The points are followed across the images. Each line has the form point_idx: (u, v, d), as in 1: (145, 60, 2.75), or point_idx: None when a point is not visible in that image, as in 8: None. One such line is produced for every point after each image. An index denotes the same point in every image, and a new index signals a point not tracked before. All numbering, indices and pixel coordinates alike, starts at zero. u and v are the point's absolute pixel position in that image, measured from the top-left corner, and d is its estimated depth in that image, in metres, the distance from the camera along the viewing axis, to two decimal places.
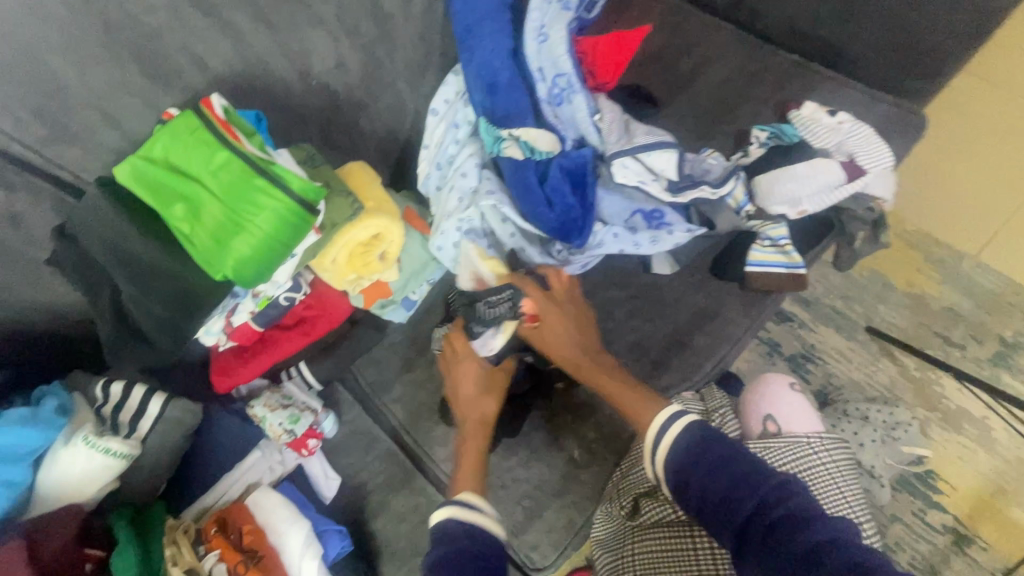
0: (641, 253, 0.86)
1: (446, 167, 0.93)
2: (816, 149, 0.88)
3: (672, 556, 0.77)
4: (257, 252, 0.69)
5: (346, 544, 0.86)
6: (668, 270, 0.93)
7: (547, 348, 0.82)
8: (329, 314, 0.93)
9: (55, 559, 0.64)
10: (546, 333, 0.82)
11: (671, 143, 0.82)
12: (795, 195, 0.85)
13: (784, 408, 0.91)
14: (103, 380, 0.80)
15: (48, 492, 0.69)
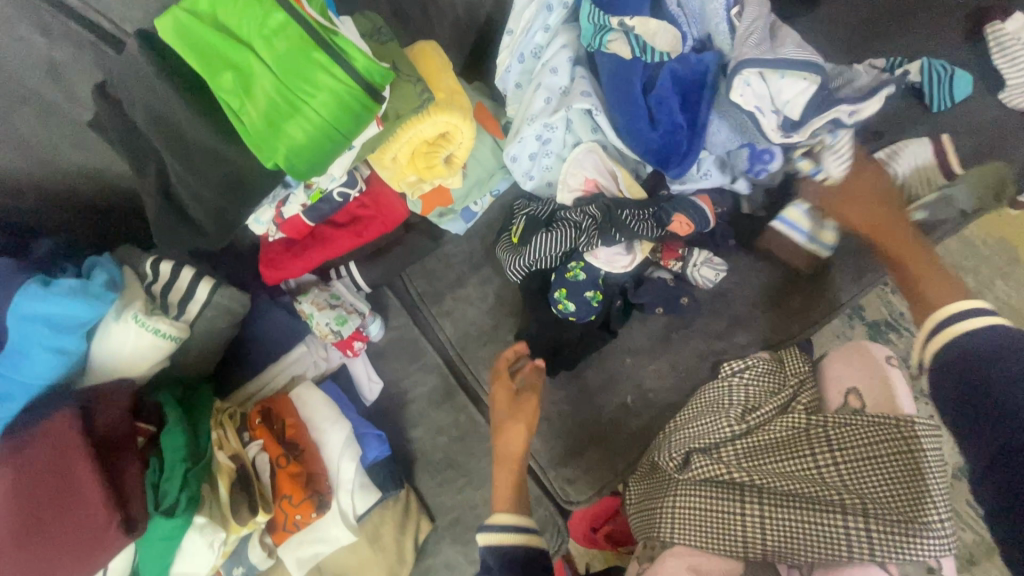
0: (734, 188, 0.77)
1: (530, 62, 0.80)
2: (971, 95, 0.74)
3: (714, 519, 0.70)
4: (314, 140, 0.60)
5: (383, 450, 0.85)
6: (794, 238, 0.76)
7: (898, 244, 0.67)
8: (384, 216, 0.86)
9: (109, 430, 0.64)
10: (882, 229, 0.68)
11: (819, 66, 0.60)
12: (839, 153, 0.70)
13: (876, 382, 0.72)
14: (153, 257, 0.77)
15: (102, 365, 0.69)
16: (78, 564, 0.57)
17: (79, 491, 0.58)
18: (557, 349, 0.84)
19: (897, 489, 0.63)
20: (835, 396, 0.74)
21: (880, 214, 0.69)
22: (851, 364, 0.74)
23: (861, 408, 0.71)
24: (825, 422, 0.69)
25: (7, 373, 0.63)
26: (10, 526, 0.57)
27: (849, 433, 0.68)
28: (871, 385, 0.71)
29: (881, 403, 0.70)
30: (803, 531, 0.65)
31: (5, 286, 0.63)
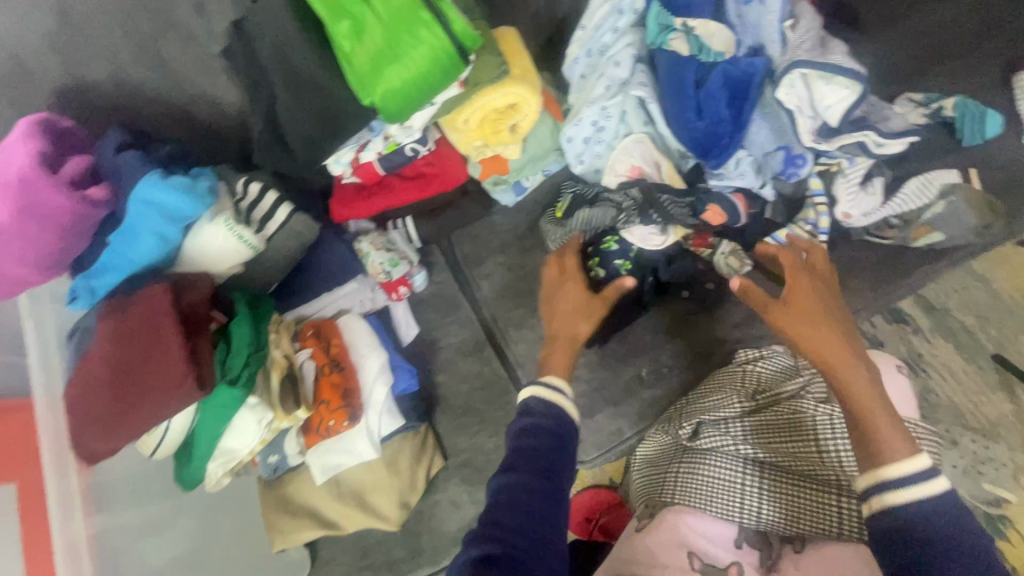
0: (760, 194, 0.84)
1: (596, 57, 0.88)
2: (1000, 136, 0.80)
3: (721, 489, 0.75)
4: (408, 87, 0.71)
5: (412, 384, 0.92)
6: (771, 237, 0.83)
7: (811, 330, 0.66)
8: (446, 175, 0.96)
9: (190, 310, 0.73)
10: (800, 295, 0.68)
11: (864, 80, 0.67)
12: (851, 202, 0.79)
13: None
14: (245, 179, 0.88)
15: (190, 257, 0.79)
16: (153, 414, 0.66)
17: (164, 351, 0.67)
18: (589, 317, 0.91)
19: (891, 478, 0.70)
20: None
21: (813, 301, 0.68)
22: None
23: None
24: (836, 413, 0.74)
25: (118, 248, 0.74)
26: (105, 370, 0.67)
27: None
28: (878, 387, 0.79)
29: None
30: (802, 506, 0.72)
31: (132, 174, 0.74)
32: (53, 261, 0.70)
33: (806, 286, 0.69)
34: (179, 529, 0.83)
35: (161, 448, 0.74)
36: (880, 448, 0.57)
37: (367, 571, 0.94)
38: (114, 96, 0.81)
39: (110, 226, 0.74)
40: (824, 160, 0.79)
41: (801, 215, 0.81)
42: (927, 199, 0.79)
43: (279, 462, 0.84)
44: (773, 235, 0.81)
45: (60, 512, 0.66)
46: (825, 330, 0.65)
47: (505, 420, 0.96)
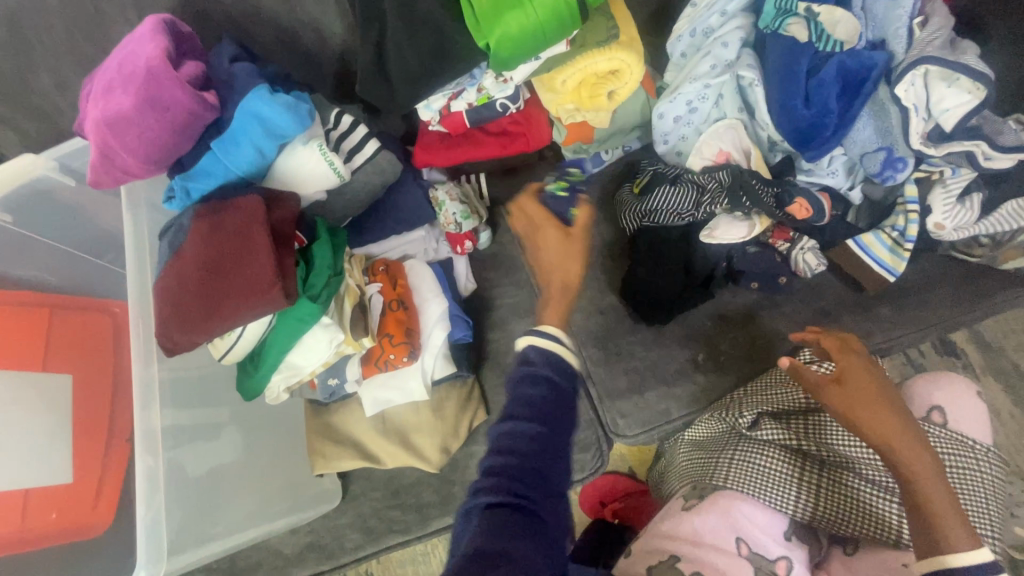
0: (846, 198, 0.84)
1: (700, 38, 0.87)
2: None
3: (774, 480, 0.78)
4: (526, 34, 0.72)
5: (467, 336, 0.90)
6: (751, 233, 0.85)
7: (880, 428, 0.66)
8: (530, 135, 0.97)
9: (278, 225, 0.74)
10: (855, 391, 0.67)
11: (990, 84, 0.66)
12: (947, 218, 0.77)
13: (958, 403, 0.78)
14: (338, 110, 0.89)
15: (280, 175, 0.81)
16: (236, 316, 0.68)
17: (254, 256, 0.69)
18: (655, 298, 0.91)
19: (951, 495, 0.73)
20: (920, 406, 0.79)
21: (870, 386, 0.67)
22: (936, 383, 0.80)
23: (942, 423, 0.77)
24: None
25: (218, 154, 0.75)
26: (197, 268, 0.69)
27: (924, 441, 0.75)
28: (952, 404, 0.78)
29: (960, 423, 0.77)
30: (858, 510, 0.74)
31: (241, 83, 0.75)
32: (161, 156, 0.72)
33: (857, 371, 0.68)
34: (229, 438, 0.86)
35: (231, 353, 0.76)
36: (944, 541, 0.62)
37: (396, 510, 0.95)
38: (226, 10, 0.82)
39: (212, 132, 0.76)
40: (925, 167, 0.77)
41: (889, 221, 0.81)
42: (1019, 224, 0.76)
43: (337, 387, 0.87)
44: (854, 240, 0.83)
45: (141, 400, 0.71)
46: (886, 420, 0.66)
47: None
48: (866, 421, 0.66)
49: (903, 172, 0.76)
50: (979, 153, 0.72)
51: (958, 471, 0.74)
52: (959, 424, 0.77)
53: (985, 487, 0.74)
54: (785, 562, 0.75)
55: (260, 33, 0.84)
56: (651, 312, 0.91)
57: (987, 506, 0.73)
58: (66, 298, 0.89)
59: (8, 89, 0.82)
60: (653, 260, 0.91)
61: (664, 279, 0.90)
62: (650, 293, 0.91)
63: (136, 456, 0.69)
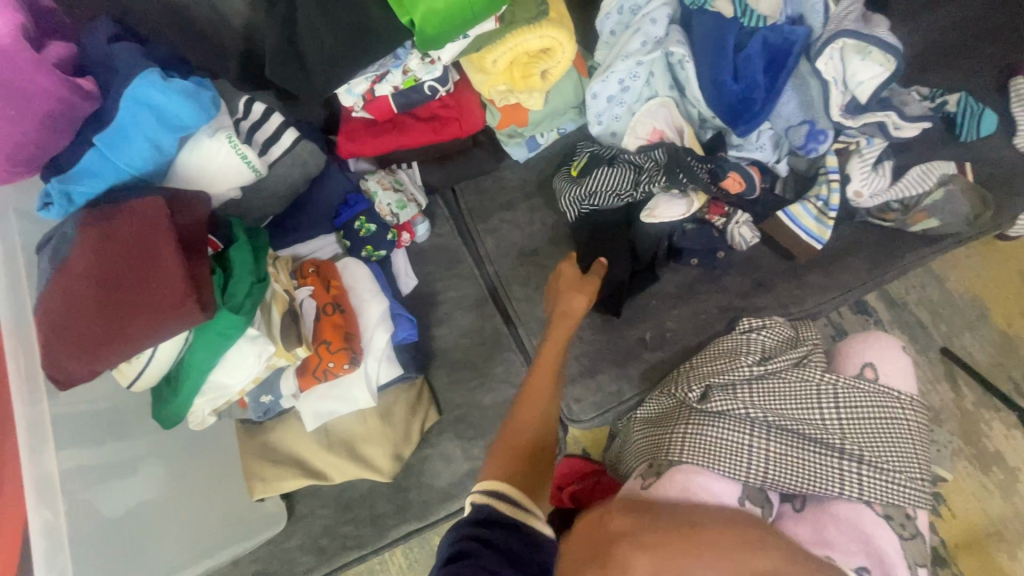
0: (772, 169, 0.88)
1: (628, 15, 0.86)
2: (986, 137, 0.86)
3: (728, 450, 0.78)
4: (452, 10, 0.67)
5: (411, 334, 0.87)
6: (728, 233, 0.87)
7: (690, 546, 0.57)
8: (463, 120, 0.93)
9: (186, 229, 0.65)
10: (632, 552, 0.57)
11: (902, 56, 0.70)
12: (866, 187, 0.82)
13: (886, 359, 0.89)
14: (247, 97, 0.81)
15: (186, 172, 0.71)
16: (145, 336, 0.59)
17: (159, 267, 0.60)
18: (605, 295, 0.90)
19: (881, 444, 0.80)
20: (854, 365, 0.89)
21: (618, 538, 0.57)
22: (867, 343, 0.91)
23: (875, 378, 0.87)
24: (836, 382, 0.81)
25: (105, 151, 0.65)
26: (88, 285, 0.60)
27: (855, 395, 0.81)
28: (881, 359, 0.89)
29: (889, 378, 0.87)
30: (803, 467, 0.79)
31: (125, 66, 0.64)
32: (27, 156, 0.61)
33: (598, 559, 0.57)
34: (149, 473, 0.77)
35: (141, 379, 0.67)
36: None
37: (349, 526, 0.89)
38: None
39: (94, 125, 0.65)
40: (843, 138, 0.82)
41: (814, 191, 0.85)
42: (927, 187, 0.83)
43: (271, 404, 0.78)
44: (784, 211, 0.85)
45: (28, 444, 0.61)
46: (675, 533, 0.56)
47: (506, 376, 0.92)
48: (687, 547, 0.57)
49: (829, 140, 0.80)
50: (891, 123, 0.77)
51: (889, 422, 0.81)
52: (887, 379, 0.87)
53: (911, 433, 0.81)
54: (740, 530, 0.76)
55: (142, 7, 0.73)
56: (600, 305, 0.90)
57: (914, 451, 0.81)
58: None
59: None
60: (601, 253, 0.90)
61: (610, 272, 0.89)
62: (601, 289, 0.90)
63: (30, 511, 0.59)
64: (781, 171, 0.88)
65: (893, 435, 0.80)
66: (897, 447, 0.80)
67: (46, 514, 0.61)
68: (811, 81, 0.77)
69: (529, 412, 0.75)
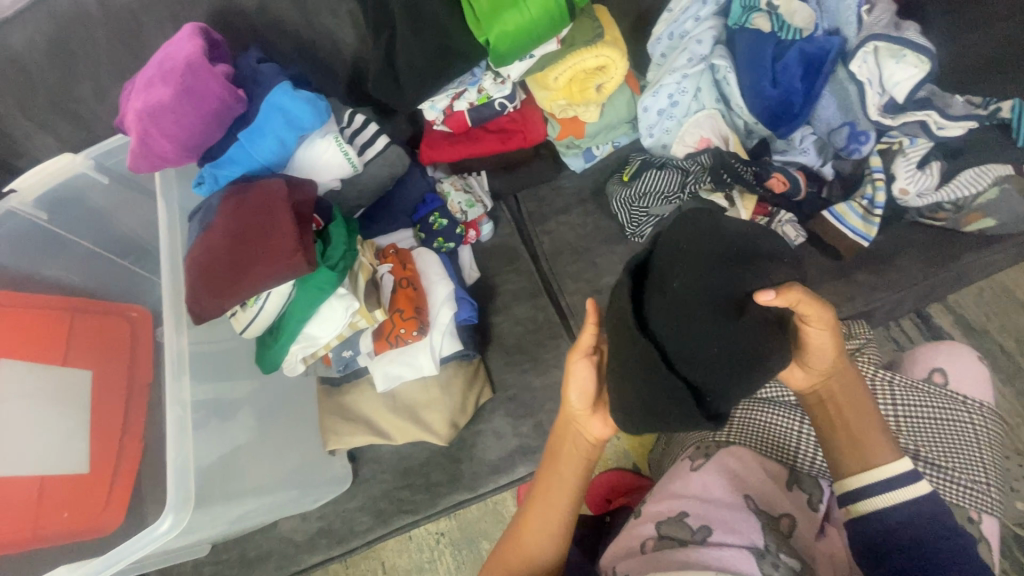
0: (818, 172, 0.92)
1: (677, 39, 0.96)
2: None
3: (775, 435, 0.83)
4: (522, 32, 0.82)
5: (472, 316, 0.96)
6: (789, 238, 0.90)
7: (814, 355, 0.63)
8: (527, 132, 1.05)
9: (300, 206, 0.79)
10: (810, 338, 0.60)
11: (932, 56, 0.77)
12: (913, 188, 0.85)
13: (958, 366, 0.82)
14: (350, 111, 0.97)
15: (302, 163, 0.88)
16: (260, 282, 0.74)
17: (277, 230, 0.75)
18: (706, 348, 0.56)
19: (944, 445, 0.75)
20: (921, 368, 0.83)
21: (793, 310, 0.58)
22: (937, 349, 0.85)
23: (944, 383, 0.81)
24: (892, 378, 0.78)
25: (245, 145, 0.83)
26: (225, 240, 0.76)
27: (911, 392, 0.78)
28: (952, 365, 0.82)
29: (962, 385, 0.81)
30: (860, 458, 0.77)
31: (268, 80, 0.83)
32: (193, 143, 0.80)
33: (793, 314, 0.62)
34: (243, 419, 0.89)
35: (251, 327, 0.82)
36: (871, 454, 0.65)
37: (406, 491, 0.97)
38: (249, 20, 0.90)
39: (240, 124, 0.84)
40: (886, 139, 0.87)
41: (859, 191, 0.88)
42: (980, 187, 0.84)
43: (350, 359, 0.90)
44: (829, 211, 0.88)
45: (172, 370, 0.79)
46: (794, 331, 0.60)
47: (555, 362, 1.00)
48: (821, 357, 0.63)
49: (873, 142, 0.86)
50: (933, 123, 0.82)
51: (950, 424, 0.76)
52: (958, 385, 0.81)
53: (977, 438, 0.76)
54: (787, 521, 0.73)
55: (276, 43, 0.93)
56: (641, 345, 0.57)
57: (980, 457, 0.75)
58: (84, 301, 1.02)
59: (52, 97, 0.89)
60: (706, 257, 0.57)
61: (712, 318, 0.56)
62: (682, 331, 0.56)
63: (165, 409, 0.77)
64: (829, 173, 0.93)
65: (954, 436, 0.76)
66: (959, 448, 0.75)
67: (178, 412, 0.78)
68: (853, 83, 0.83)
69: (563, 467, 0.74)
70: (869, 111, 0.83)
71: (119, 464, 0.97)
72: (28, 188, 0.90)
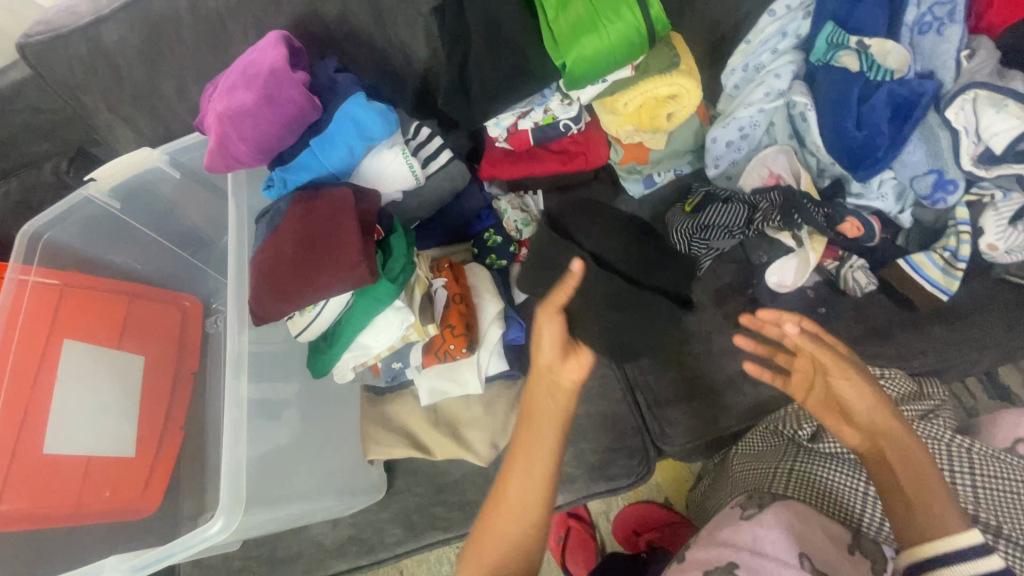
0: (894, 219, 0.89)
1: (753, 72, 0.94)
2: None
3: (837, 496, 0.79)
4: (599, 57, 0.81)
5: (521, 338, 0.94)
6: (862, 286, 0.87)
7: (856, 407, 0.66)
8: (589, 154, 1.04)
9: (364, 215, 0.80)
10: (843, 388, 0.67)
11: None
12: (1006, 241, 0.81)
13: None
14: (416, 122, 0.96)
15: (368, 173, 0.89)
16: (323, 289, 0.75)
17: (342, 239, 0.76)
18: (643, 262, 0.83)
19: None
20: (1002, 438, 0.78)
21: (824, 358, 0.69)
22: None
23: None
24: (971, 446, 0.73)
25: (316, 151, 0.84)
26: (291, 247, 0.77)
27: (992, 464, 0.72)
28: None
29: None
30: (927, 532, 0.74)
31: (344, 90, 0.85)
32: (267, 147, 0.82)
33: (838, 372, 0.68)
34: (288, 420, 0.89)
35: (307, 332, 0.82)
36: (931, 523, 0.59)
37: (440, 507, 0.96)
38: (330, 30, 0.91)
39: (313, 132, 0.85)
40: (975, 190, 0.82)
41: (941, 242, 0.84)
42: None
43: (399, 371, 0.91)
44: (906, 260, 0.85)
45: (232, 369, 0.80)
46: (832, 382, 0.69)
47: (600, 391, 0.96)
48: (855, 403, 0.67)
49: (960, 191, 0.82)
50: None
51: None
52: None
53: None
54: None
55: (353, 52, 0.95)
56: (594, 282, 0.78)
57: None
58: (142, 289, 1.04)
59: (138, 92, 0.93)
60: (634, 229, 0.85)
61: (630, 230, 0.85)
62: (613, 248, 0.82)
63: (223, 410, 0.77)
64: (905, 222, 0.89)
65: None
66: None
67: (233, 414, 0.78)
68: (947, 130, 0.79)
69: (544, 415, 0.73)
70: (960, 159, 0.79)
71: (163, 451, 1.00)
72: (106, 179, 0.93)
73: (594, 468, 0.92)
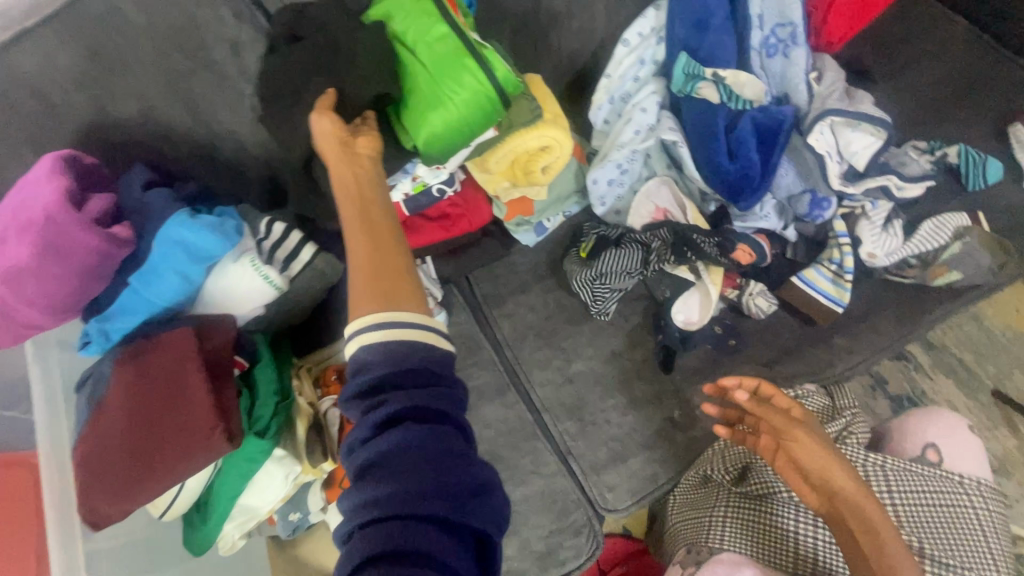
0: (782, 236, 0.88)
1: (620, 103, 0.90)
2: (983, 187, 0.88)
3: (773, 537, 0.78)
4: (451, 129, 0.70)
5: None
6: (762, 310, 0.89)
7: (813, 470, 0.70)
8: (471, 216, 0.96)
9: (218, 354, 0.66)
10: (798, 450, 0.70)
11: (887, 126, 0.81)
12: (885, 246, 0.85)
13: (949, 441, 0.80)
14: (267, 218, 0.79)
15: (211, 296, 0.73)
16: (176, 469, 0.62)
17: (190, 399, 0.62)
18: None
19: (949, 540, 0.72)
20: (914, 446, 0.80)
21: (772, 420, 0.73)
22: (926, 420, 0.82)
23: (938, 462, 0.78)
24: (885, 463, 0.74)
25: (138, 289, 0.69)
26: (127, 422, 0.62)
27: (909, 479, 0.74)
28: (945, 441, 0.79)
29: (955, 463, 0.78)
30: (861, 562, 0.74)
31: (157, 213, 0.69)
32: (66, 305, 0.65)
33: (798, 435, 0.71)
34: None
35: (173, 508, 0.68)
36: None
37: None
38: (127, 130, 0.73)
39: (131, 267, 0.69)
40: (847, 203, 0.87)
41: (826, 255, 0.87)
42: (943, 240, 0.85)
43: (299, 519, 0.77)
44: (798, 276, 0.86)
45: None
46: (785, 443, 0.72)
47: (534, 468, 0.87)
48: (810, 462, 0.70)
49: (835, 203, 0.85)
50: (894, 188, 0.85)
51: (952, 512, 0.73)
52: (952, 463, 0.78)
53: (979, 522, 0.74)
54: None
55: (161, 144, 0.76)
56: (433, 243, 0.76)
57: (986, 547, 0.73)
58: None
59: None
60: None
61: None
62: None
63: None
64: (795, 236, 0.88)
65: (957, 525, 0.73)
66: (964, 538, 0.72)
67: None
68: (813, 153, 0.82)
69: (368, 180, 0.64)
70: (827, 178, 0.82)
71: None
72: None
73: (541, 556, 0.84)
